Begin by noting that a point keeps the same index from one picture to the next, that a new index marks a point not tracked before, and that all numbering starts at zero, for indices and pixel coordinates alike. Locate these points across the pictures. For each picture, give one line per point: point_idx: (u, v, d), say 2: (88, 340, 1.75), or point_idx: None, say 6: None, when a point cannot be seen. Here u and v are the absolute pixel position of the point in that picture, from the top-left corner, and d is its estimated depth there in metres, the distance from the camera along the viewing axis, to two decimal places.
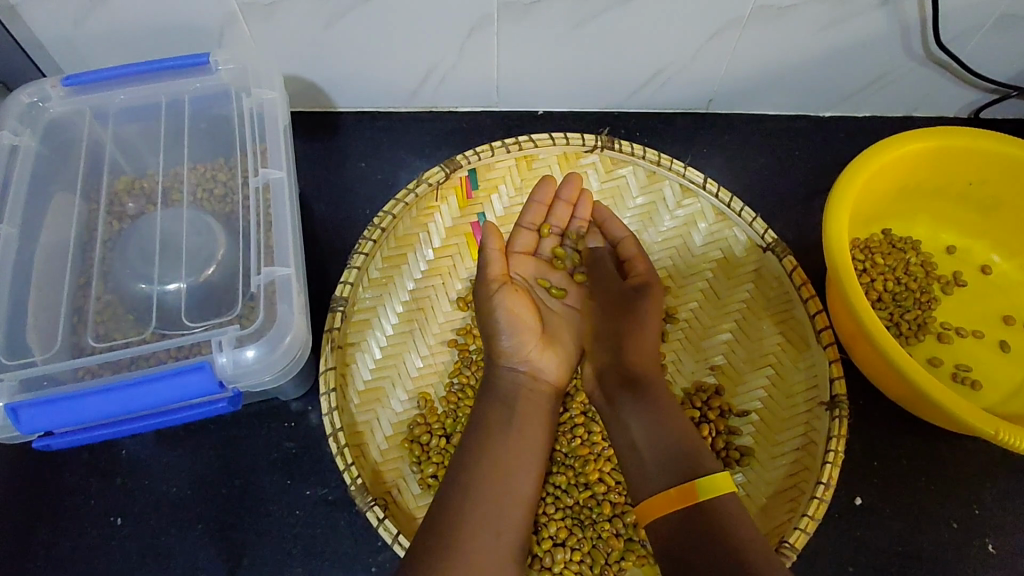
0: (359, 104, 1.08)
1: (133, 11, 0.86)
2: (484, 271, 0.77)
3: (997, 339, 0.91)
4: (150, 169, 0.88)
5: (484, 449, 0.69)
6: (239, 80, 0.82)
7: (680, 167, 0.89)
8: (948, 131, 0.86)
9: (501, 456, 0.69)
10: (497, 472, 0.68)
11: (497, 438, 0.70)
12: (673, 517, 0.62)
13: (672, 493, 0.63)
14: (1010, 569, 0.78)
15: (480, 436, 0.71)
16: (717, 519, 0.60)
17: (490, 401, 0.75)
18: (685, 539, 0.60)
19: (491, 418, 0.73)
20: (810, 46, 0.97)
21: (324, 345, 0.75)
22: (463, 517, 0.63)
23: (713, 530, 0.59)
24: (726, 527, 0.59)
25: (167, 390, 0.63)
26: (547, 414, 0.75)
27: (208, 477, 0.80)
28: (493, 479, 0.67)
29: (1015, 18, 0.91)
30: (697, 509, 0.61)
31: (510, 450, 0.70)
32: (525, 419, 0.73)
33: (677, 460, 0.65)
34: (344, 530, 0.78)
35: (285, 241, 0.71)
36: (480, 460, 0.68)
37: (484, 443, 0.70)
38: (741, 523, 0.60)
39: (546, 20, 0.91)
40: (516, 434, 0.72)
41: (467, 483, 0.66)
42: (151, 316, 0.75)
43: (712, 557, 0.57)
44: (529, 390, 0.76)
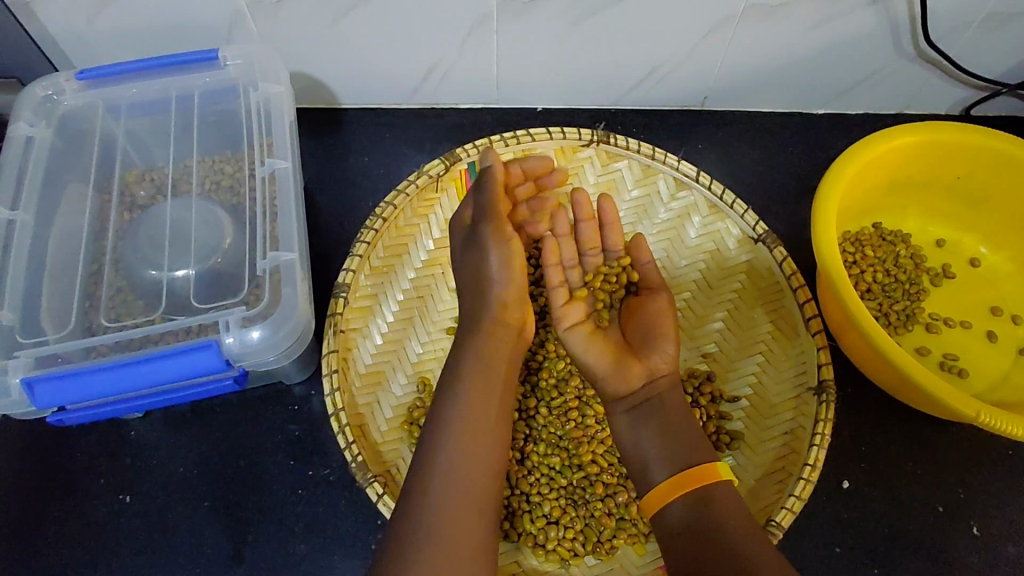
0: (362, 101, 1.11)
1: (146, 9, 0.90)
2: (477, 215, 0.77)
3: (985, 329, 0.93)
4: (159, 162, 0.90)
5: (460, 424, 0.69)
6: (246, 74, 0.85)
7: (674, 161, 0.91)
8: (937, 126, 0.88)
9: (473, 429, 0.69)
10: (469, 446, 0.68)
11: (468, 408, 0.70)
12: (668, 504, 0.66)
13: (680, 479, 0.67)
14: (994, 551, 0.80)
15: (451, 405, 0.70)
16: (711, 502, 0.64)
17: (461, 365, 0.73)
18: (682, 526, 0.64)
19: (461, 385, 0.71)
20: (801, 45, 0.99)
21: (327, 329, 0.78)
22: (446, 502, 0.64)
23: (709, 511, 0.63)
24: (722, 509, 0.64)
25: (175, 367, 0.66)
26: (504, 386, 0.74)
27: (213, 458, 0.83)
28: (468, 456, 0.67)
29: (1001, 16, 0.94)
30: (694, 493, 0.66)
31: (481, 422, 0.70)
32: (494, 390, 0.73)
33: (678, 448, 0.70)
34: (344, 509, 0.80)
35: (290, 227, 0.73)
36: (453, 440, 0.68)
37: (455, 412, 0.70)
38: (735, 505, 0.65)
39: (544, 17, 0.95)
40: (486, 404, 0.71)
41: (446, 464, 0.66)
42: (159, 300, 0.78)
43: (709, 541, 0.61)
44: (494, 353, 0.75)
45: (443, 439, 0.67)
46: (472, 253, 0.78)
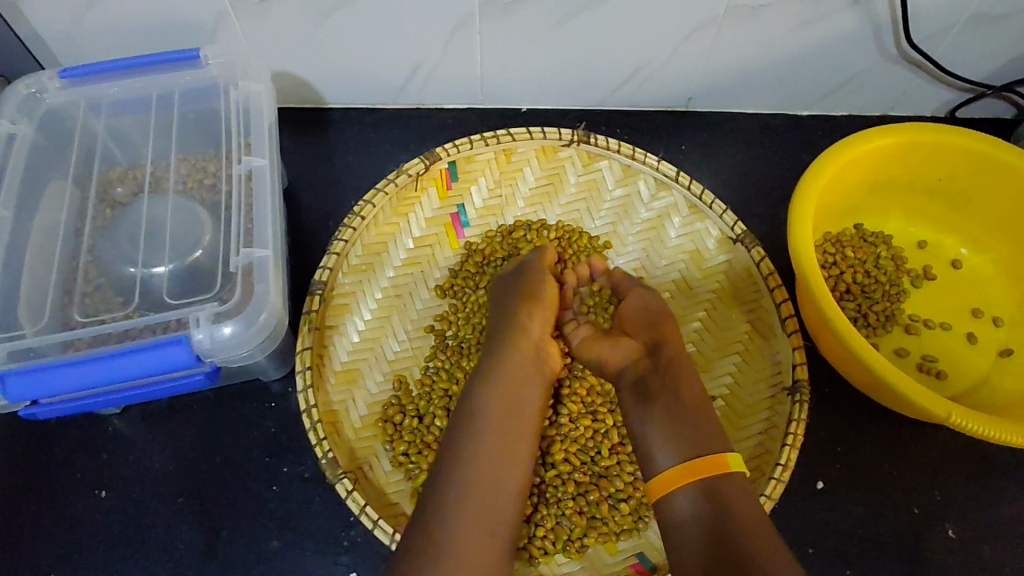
0: (348, 101, 1.12)
1: (132, 9, 0.91)
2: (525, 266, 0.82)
3: (965, 331, 0.92)
4: (141, 158, 0.91)
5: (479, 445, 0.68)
6: (228, 74, 0.86)
7: (653, 162, 0.92)
8: (918, 127, 0.88)
9: (491, 448, 0.68)
10: (488, 467, 0.67)
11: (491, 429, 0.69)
12: (676, 496, 0.65)
13: (684, 469, 0.65)
14: (969, 554, 0.80)
15: (480, 418, 0.70)
16: (721, 498, 0.63)
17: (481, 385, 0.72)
18: (691, 521, 0.62)
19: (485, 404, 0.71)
20: (784, 46, 0.99)
21: (303, 325, 0.79)
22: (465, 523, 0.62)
23: (721, 509, 0.62)
24: (731, 502, 0.62)
25: (145, 363, 0.66)
26: (527, 411, 0.73)
27: (190, 454, 0.83)
28: (484, 477, 0.66)
29: (985, 17, 0.94)
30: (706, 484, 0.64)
31: (504, 443, 0.69)
32: (517, 410, 0.72)
33: (691, 436, 0.67)
34: (319, 506, 0.80)
35: (265, 225, 0.74)
36: (481, 455, 0.67)
37: (473, 430, 0.69)
38: (746, 499, 0.63)
39: (526, 17, 0.95)
40: (505, 425, 0.70)
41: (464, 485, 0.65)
42: (134, 294, 0.79)
43: (722, 540, 0.59)
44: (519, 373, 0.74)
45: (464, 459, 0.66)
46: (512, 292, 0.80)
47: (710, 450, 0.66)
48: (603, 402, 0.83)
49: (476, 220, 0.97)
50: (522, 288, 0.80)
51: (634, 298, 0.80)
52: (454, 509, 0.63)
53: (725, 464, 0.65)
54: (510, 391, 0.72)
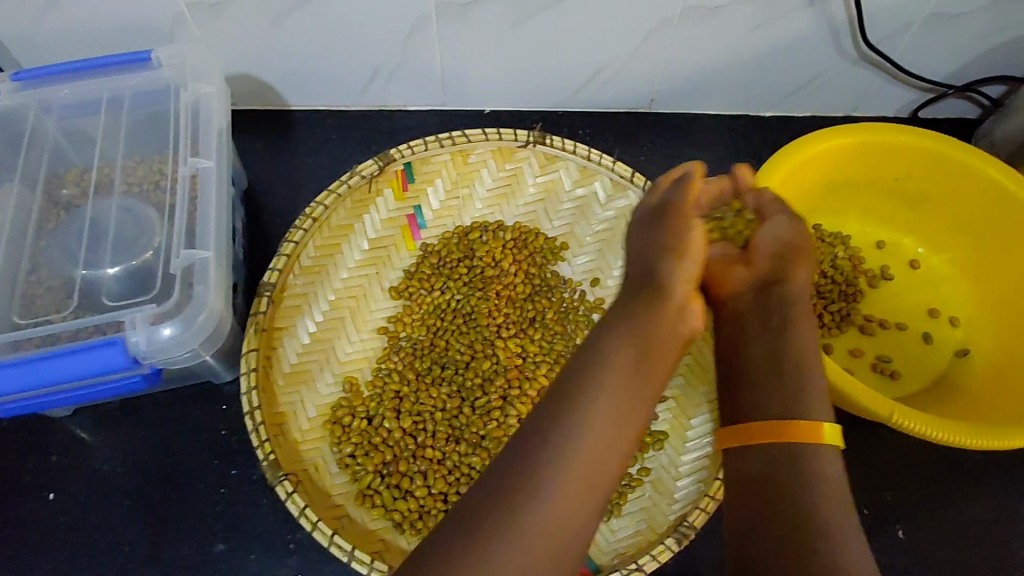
0: (310, 103, 1.12)
1: (88, 11, 0.91)
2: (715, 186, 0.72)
3: (921, 331, 0.92)
4: (88, 160, 0.90)
5: (596, 409, 0.56)
6: (178, 76, 0.86)
7: (609, 162, 0.92)
8: (872, 127, 0.88)
9: (607, 421, 0.56)
10: (588, 448, 0.55)
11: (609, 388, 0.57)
12: (754, 449, 0.62)
13: (768, 428, 0.62)
14: (918, 555, 0.80)
15: (585, 410, 0.56)
16: (792, 469, 0.60)
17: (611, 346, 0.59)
18: (759, 478, 0.61)
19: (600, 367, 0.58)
20: (743, 46, 0.99)
21: (249, 327, 0.78)
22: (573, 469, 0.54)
23: (795, 478, 0.59)
24: (811, 479, 0.59)
25: (79, 365, 0.66)
26: (643, 385, 0.59)
27: (139, 456, 0.83)
28: (594, 447, 0.55)
29: (941, 18, 0.94)
30: (784, 447, 0.61)
31: (619, 415, 0.57)
32: (643, 383, 0.59)
33: (790, 391, 0.63)
34: (267, 508, 0.80)
35: (208, 226, 0.74)
36: (584, 452, 0.55)
37: (588, 401, 0.56)
38: (826, 476, 0.59)
39: (485, 18, 0.95)
40: (625, 395, 0.57)
41: (579, 438, 0.55)
42: (72, 294, 0.79)
43: (789, 511, 0.57)
44: (654, 332, 0.60)
45: (580, 415, 0.56)
46: (657, 241, 0.66)
47: (796, 413, 0.62)
48: None
49: (433, 222, 0.96)
50: (669, 237, 0.66)
51: (765, 230, 0.72)
52: (560, 459, 0.54)
53: (818, 436, 0.60)
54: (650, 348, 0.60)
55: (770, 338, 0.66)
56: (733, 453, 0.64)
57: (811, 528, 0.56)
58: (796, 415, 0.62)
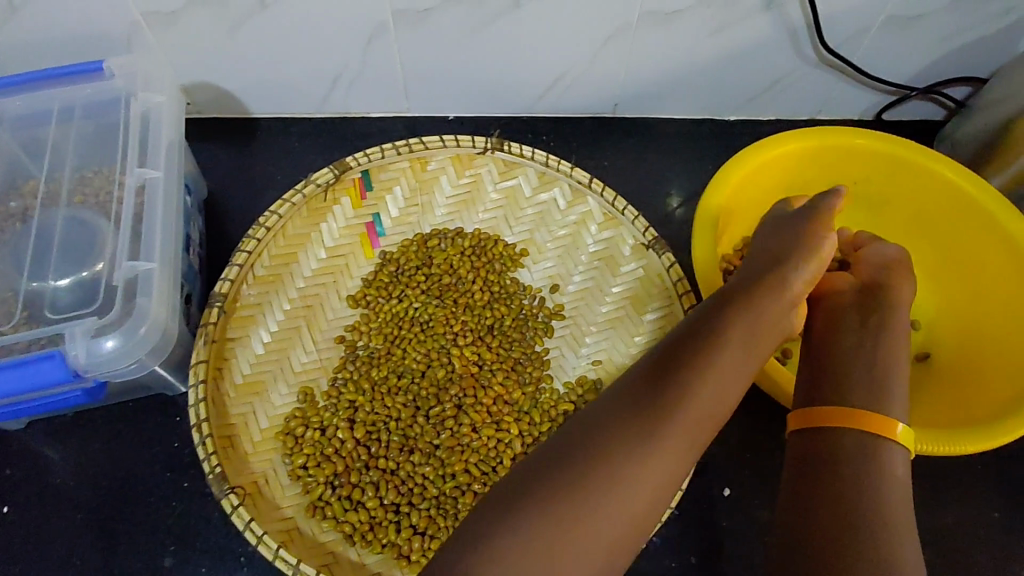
0: (273, 111, 1.11)
1: (43, 21, 0.91)
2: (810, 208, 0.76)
3: None
4: (35, 172, 0.88)
5: (693, 398, 0.59)
6: (130, 85, 0.86)
7: (567, 168, 0.91)
8: (829, 130, 0.88)
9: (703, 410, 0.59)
10: (677, 435, 0.57)
11: (706, 380, 0.60)
12: (824, 433, 0.66)
13: (848, 415, 0.66)
14: None
15: (653, 414, 0.58)
16: (881, 460, 0.64)
17: (716, 337, 0.62)
18: (827, 457, 0.65)
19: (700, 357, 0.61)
20: (703, 49, 0.99)
21: (198, 338, 0.77)
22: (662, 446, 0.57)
23: (868, 465, 0.63)
24: (885, 471, 0.63)
25: (17, 380, 0.65)
26: (739, 382, 0.62)
27: (92, 468, 0.82)
28: (676, 432, 0.57)
29: (899, 20, 0.94)
30: (859, 435, 0.65)
31: (710, 406, 0.59)
32: (739, 377, 0.62)
33: (859, 390, 0.68)
34: (219, 520, 0.80)
35: (153, 236, 0.74)
36: (651, 456, 0.56)
37: (676, 404, 0.58)
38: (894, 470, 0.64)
39: (443, 25, 0.95)
40: (719, 388, 0.60)
41: (675, 421, 0.58)
42: (15, 306, 0.78)
43: (856, 492, 0.61)
44: (753, 332, 0.64)
45: (677, 399, 0.59)
46: (787, 240, 0.73)
47: (870, 406, 0.66)
48: (510, 413, 0.84)
49: (392, 230, 0.96)
50: (798, 238, 0.72)
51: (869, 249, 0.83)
52: (643, 454, 0.56)
53: (890, 429, 0.65)
54: (743, 346, 0.63)
55: (854, 345, 0.72)
56: (797, 436, 0.68)
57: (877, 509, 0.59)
58: (868, 407, 0.66)
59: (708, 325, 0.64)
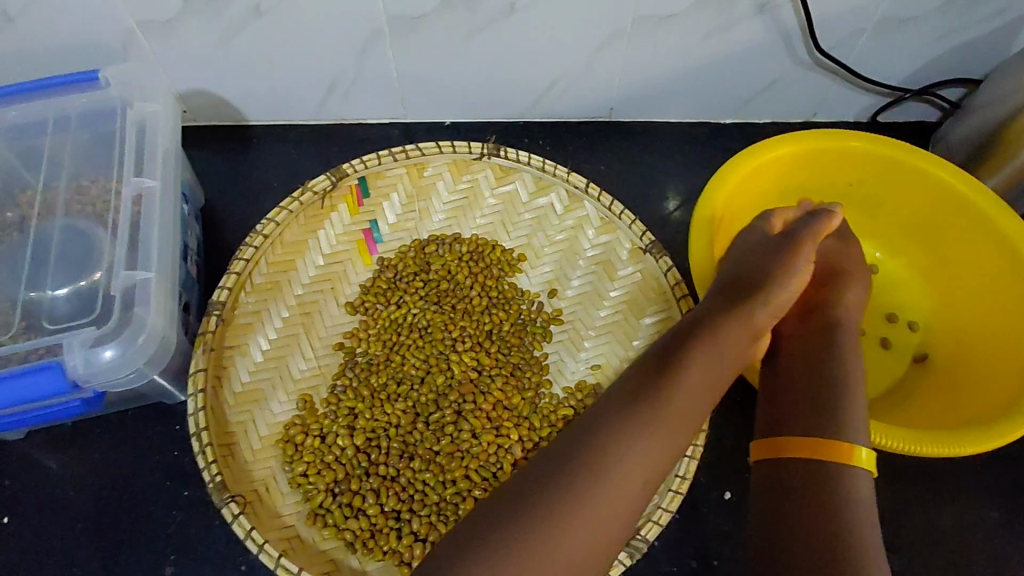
0: (270, 118, 1.11)
1: (39, 31, 0.91)
2: (786, 235, 0.77)
3: (879, 336, 0.92)
4: (29, 181, 0.87)
5: (649, 432, 0.61)
6: (126, 94, 0.85)
7: (564, 172, 0.92)
8: (824, 134, 0.88)
9: (656, 442, 0.61)
10: (653, 456, 0.60)
11: (659, 414, 0.62)
12: (786, 461, 0.66)
13: (807, 441, 0.65)
14: None
15: (631, 436, 0.60)
16: (844, 485, 0.62)
17: (669, 372, 0.64)
18: (793, 482, 0.64)
19: (655, 392, 0.63)
20: (697, 53, 1.00)
21: (197, 347, 0.77)
22: (625, 475, 0.59)
23: (833, 490, 0.62)
24: (850, 496, 0.62)
25: (14, 392, 0.65)
26: (694, 413, 0.64)
27: (91, 478, 0.82)
28: (643, 459, 0.60)
29: (892, 22, 0.94)
30: (818, 463, 0.64)
31: (665, 439, 0.61)
32: (693, 413, 0.63)
33: (807, 414, 0.67)
34: (219, 530, 0.80)
35: (150, 245, 0.74)
36: (627, 477, 0.59)
37: (651, 427, 0.61)
38: (860, 492, 0.63)
39: (437, 31, 0.95)
40: (671, 423, 0.62)
41: (629, 453, 0.60)
42: (13, 317, 0.78)
43: (822, 519, 0.60)
44: (711, 366, 0.65)
45: (633, 432, 0.61)
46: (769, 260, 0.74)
47: (831, 430, 0.65)
48: (509, 418, 0.84)
49: (389, 237, 0.96)
50: (782, 260, 0.73)
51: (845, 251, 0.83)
52: (619, 476, 0.58)
53: (845, 454, 0.64)
54: (700, 379, 0.64)
55: (812, 364, 0.71)
56: (763, 465, 0.68)
57: (843, 535, 0.59)
58: (825, 430, 0.65)
59: (661, 361, 0.65)
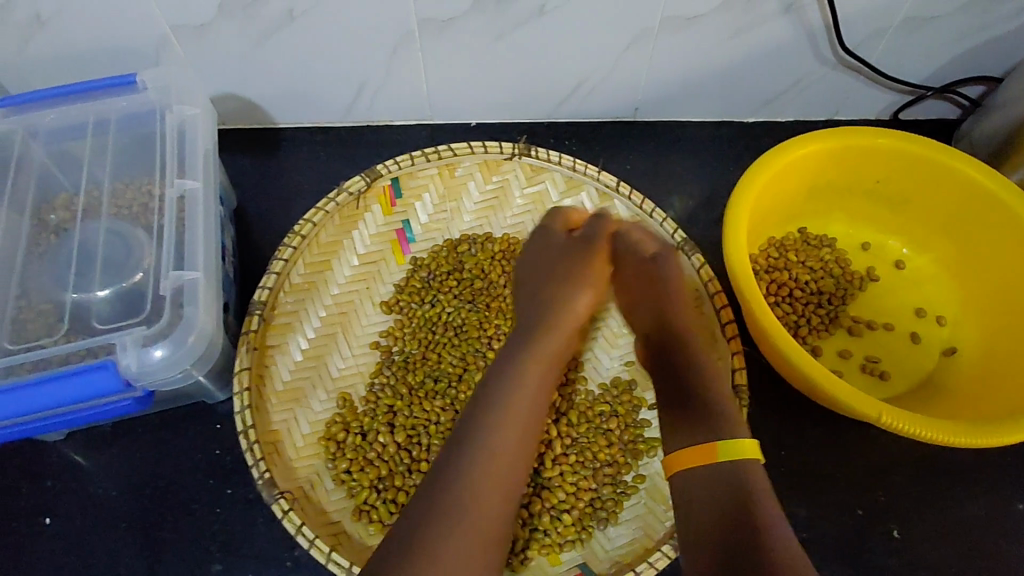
0: (297, 121, 1.12)
1: (72, 35, 0.92)
2: (583, 239, 0.75)
3: (909, 331, 0.93)
4: (73, 185, 0.90)
5: (488, 446, 0.60)
6: (164, 99, 0.87)
7: (595, 172, 0.93)
8: (852, 132, 0.89)
9: (501, 446, 0.60)
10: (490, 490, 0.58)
11: (501, 420, 0.61)
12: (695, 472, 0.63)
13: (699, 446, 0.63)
14: (916, 555, 0.80)
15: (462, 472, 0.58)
16: (747, 480, 0.60)
17: (499, 387, 0.63)
18: (700, 497, 0.61)
19: (499, 404, 0.62)
20: (723, 53, 1.01)
21: (240, 346, 0.79)
22: (483, 499, 0.58)
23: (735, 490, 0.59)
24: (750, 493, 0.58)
25: (70, 390, 0.66)
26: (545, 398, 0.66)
27: (134, 478, 0.83)
28: (503, 460, 0.60)
29: (917, 22, 0.95)
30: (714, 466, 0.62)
31: (509, 446, 0.61)
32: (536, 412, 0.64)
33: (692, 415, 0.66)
34: (263, 527, 0.80)
35: (196, 248, 0.74)
36: (464, 514, 0.57)
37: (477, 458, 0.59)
38: (763, 485, 0.60)
39: (467, 33, 0.96)
40: (515, 429, 0.62)
41: (476, 469, 0.58)
42: (59, 320, 0.79)
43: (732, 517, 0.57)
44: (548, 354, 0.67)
45: (485, 452, 0.60)
46: (558, 274, 0.72)
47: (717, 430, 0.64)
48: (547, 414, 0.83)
49: (422, 236, 0.97)
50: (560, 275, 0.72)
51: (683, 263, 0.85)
52: (462, 520, 0.56)
53: (713, 453, 0.63)
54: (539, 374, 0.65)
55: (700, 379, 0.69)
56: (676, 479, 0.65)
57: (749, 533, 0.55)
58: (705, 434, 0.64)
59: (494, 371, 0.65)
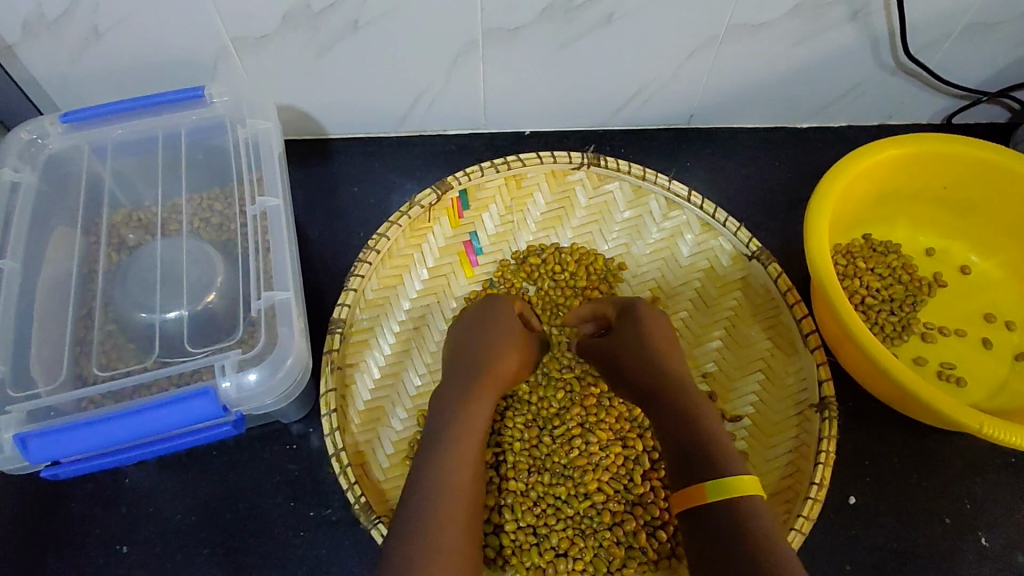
0: (349, 131, 1.10)
1: (125, 50, 0.89)
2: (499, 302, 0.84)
3: (980, 336, 0.94)
4: (146, 203, 0.89)
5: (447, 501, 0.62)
6: (232, 112, 0.85)
7: (665, 181, 0.91)
8: (926, 137, 0.88)
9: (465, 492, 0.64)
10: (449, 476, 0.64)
11: (462, 461, 0.66)
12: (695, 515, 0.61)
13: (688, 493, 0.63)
14: (1002, 560, 0.82)
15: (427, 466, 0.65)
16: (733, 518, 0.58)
17: (450, 433, 0.68)
18: (705, 546, 0.59)
19: (449, 444, 0.67)
20: (787, 61, 1.00)
21: (325, 366, 0.78)
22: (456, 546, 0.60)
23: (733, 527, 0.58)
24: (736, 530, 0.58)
25: (172, 417, 0.67)
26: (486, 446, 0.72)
27: (211, 502, 0.82)
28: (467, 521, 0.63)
29: (980, 28, 0.95)
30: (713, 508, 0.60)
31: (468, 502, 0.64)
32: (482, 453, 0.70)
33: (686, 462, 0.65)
34: (348, 549, 0.81)
35: (284, 266, 0.75)
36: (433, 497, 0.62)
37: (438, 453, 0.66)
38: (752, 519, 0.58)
39: (530, 44, 0.94)
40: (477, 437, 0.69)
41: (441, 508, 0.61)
42: (152, 344, 0.77)
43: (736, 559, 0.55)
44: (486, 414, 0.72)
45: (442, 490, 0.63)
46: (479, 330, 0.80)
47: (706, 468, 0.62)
48: (632, 427, 0.83)
49: (489, 247, 0.95)
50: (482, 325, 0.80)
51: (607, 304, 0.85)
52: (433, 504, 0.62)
53: (703, 494, 0.61)
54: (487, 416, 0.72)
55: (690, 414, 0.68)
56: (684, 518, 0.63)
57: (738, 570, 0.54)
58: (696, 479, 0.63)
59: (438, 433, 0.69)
